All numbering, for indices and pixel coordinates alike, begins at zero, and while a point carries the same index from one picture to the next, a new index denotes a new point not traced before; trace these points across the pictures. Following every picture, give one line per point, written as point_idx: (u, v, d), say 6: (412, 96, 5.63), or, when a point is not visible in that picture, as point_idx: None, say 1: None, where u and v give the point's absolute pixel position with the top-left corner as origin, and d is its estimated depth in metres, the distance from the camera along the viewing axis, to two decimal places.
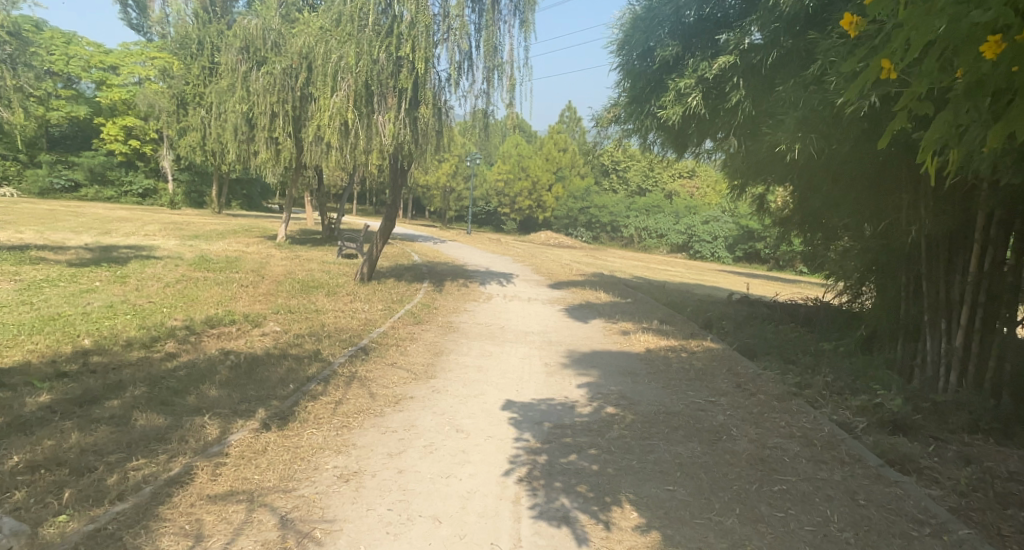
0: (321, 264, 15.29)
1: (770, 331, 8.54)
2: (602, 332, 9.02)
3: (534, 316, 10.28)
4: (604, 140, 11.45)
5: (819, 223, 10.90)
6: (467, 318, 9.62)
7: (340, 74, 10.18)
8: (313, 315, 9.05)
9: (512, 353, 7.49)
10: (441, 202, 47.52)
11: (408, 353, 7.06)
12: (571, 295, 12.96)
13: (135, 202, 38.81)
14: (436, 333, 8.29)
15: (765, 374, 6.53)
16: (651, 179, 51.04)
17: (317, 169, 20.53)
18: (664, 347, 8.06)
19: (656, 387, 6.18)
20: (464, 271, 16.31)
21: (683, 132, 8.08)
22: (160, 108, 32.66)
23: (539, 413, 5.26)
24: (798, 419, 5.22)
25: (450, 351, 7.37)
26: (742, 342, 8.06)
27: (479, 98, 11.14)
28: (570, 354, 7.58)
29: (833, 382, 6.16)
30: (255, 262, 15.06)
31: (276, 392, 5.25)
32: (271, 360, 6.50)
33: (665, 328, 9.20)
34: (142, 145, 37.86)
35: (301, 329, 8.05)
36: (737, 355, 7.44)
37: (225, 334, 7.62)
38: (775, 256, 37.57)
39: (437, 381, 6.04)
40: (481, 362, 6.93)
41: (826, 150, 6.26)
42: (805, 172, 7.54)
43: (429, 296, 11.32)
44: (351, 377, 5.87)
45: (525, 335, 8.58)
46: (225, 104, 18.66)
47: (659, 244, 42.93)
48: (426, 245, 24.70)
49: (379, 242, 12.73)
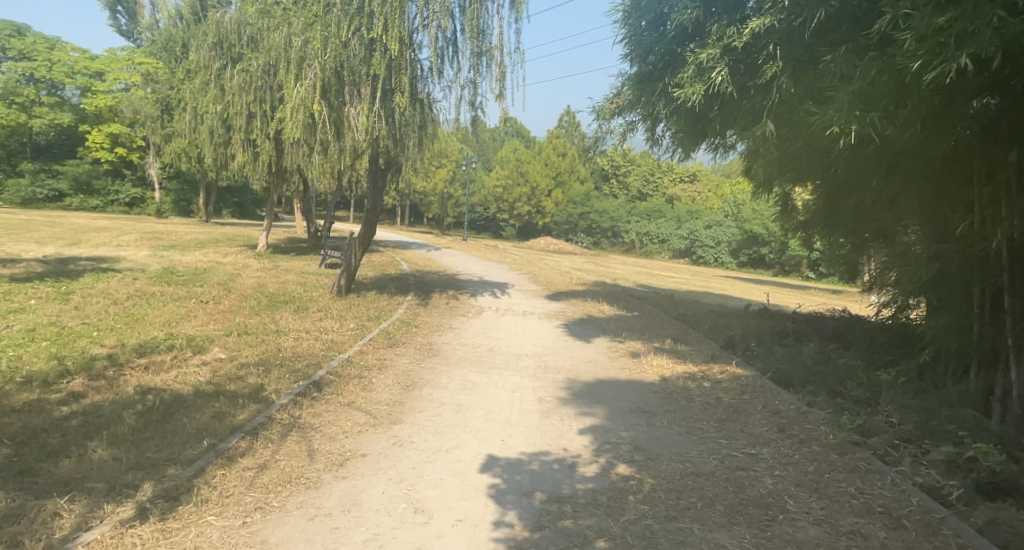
0: (299, 276, 14.08)
1: (806, 354, 7.27)
2: (606, 354, 7.75)
3: (529, 334, 9.04)
4: (608, 134, 10.46)
5: (852, 226, 9.65)
6: (452, 338, 8.33)
7: (306, 61, 9.05)
8: (273, 338, 7.78)
9: (501, 384, 6.23)
10: (438, 209, 46.40)
11: (372, 387, 5.78)
12: (571, 308, 11.69)
13: (122, 211, 37.63)
14: (412, 359, 7.00)
15: (810, 415, 5.29)
16: (652, 184, 50.13)
17: (300, 174, 19.36)
18: (681, 374, 6.78)
19: (679, 433, 4.91)
20: (455, 282, 15.09)
21: (700, 117, 6.87)
22: (145, 114, 31.52)
23: (529, 478, 3.99)
24: (872, 484, 3.96)
25: (425, 383, 6.09)
26: (775, 369, 6.78)
27: (465, 89, 9.91)
28: (570, 385, 6.30)
29: (900, 424, 4.90)
30: (226, 274, 13.81)
31: (180, 453, 3.97)
32: (198, 401, 5.21)
33: (681, 349, 7.92)
34: (129, 153, 36.72)
35: (252, 357, 6.77)
36: (772, 388, 6.17)
37: (155, 365, 6.32)
38: (780, 261, 36.48)
39: (402, 429, 4.77)
40: (461, 398, 5.65)
41: (885, 135, 5.01)
42: (847, 163, 6.37)
43: (410, 311, 10.06)
44: (290, 426, 4.60)
45: (517, 360, 7.30)
46: (200, 105, 17.50)
47: (661, 250, 41.89)
48: (418, 253, 23.55)
49: (358, 250, 11.50)
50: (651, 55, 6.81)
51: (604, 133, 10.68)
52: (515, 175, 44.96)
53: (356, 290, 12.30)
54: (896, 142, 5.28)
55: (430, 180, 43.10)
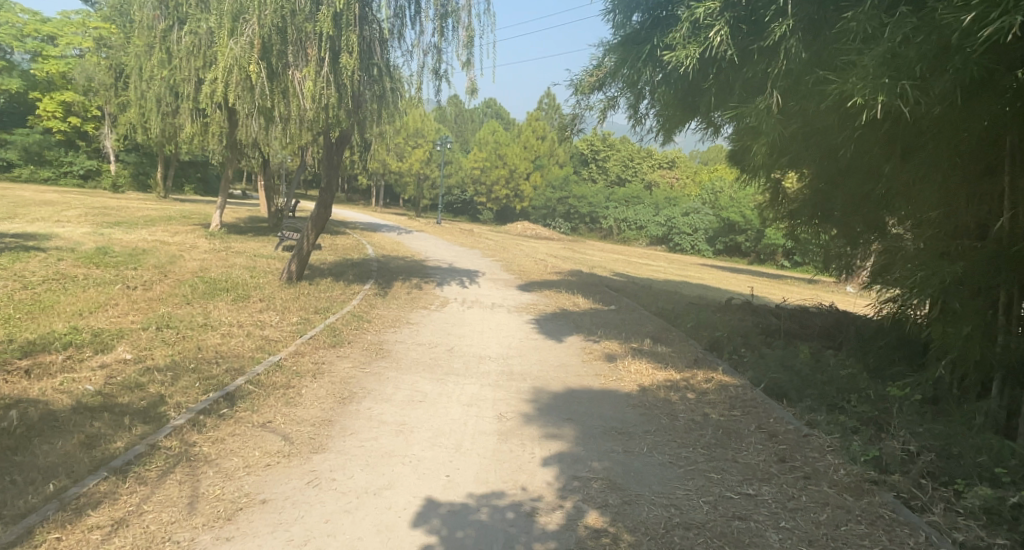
0: (249, 259, 12.94)
1: (801, 360, 6.51)
2: (579, 357, 6.90)
3: (494, 331, 8.15)
4: (586, 111, 9.55)
5: (846, 216, 8.97)
6: (407, 336, 7.36)
7: (242, 15, 7.94)
8: (197, 334, 6.73)
9: (455, 396, 5.32)
10: (413, 190, 45.00)
11: (299, 400, 4.82)
12: (543, 300, 10.81)
13: (77, 184, 35.47)
14: (356, 362, 6.02)
15: (813, 440, 4.52)
16: (631, 170, 49.56)
17: (259, 149, 18.02)
18: (662, 383, 5.96)
19: (663, 465, 4.08)
20: (421, 268, 14.10)
21: (691, 84, 6.07)
22: (98, 82, 29.50)
23: (476, 534, 3.11)
24: (902, 543, 3.17)
25: (365, 394, 5.14)
26: (768, 378, 6.01)
27: (427, 55, 8.85)
28: (536, 398, 5.41)
29: (921, 456, 4.15)
30: (167, 256, 12.58)
31: (10, 504, 2.98)
32: (72, 420, 4.19)
33: (661, 352, 7.13)
34: (84, 123, 34.54)
35: (163, 359, 5.73)
36: (766, 403, 5.39)
37: (39, 368, 5.25)
38: (757, 250, 36.18)
39: (323, 460, 3.83)
40: (403, 416, 4.72)
41: (915, 108, 4.21)
42: (856, 145, 5.62)
43: (365, 303, 9.09)
44: (177, 458, 3.62)
45: (477, 364, 6.38)
46: (145, 69, 16.00)
47: (638, 237, 41.38)
48: (387, 236, 22.48)
49: (311, 234, 10.43)
50: (637, 10, 6.00)
51: (582, 110, 9.75)
52: (493, 157, 43.76)
53: (309, 276, 11.23)
54: (921, 119, 4.50)
55: (405, 160, 41.67)
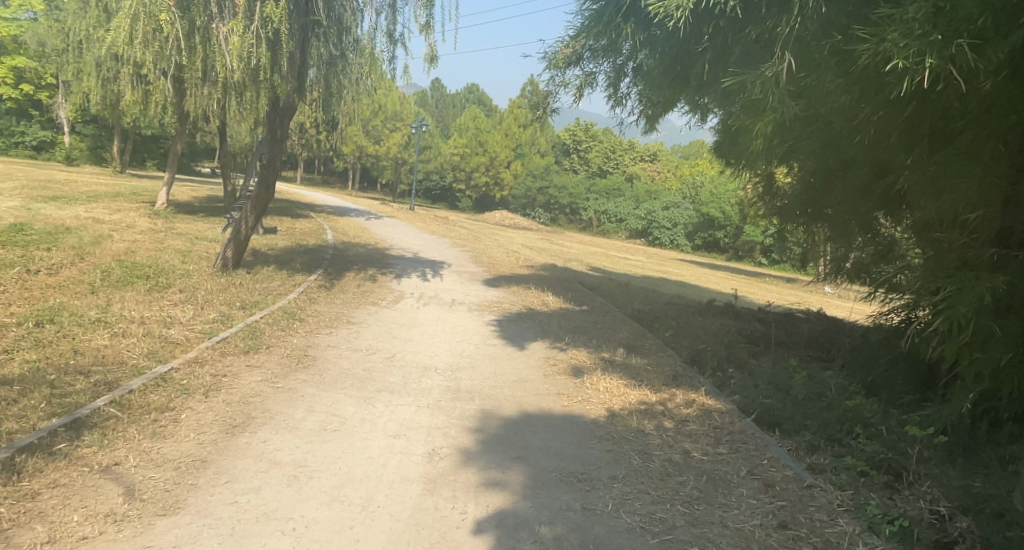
0: (189, 243, 11.67)
1: (796, 379, 5.64)
2: (541, 371, 5.93)
3: (448, 334, 7.15)
4: (561, 88, 8.54)
5: (839, 214, 8.21)
6: (341, 340, 6.29)
7: None
8: (82, 332, 5.56)
9: (380, 423, 4.29)
10: (389, 175, 43.51)
11: (172, 430, 3.75)
12: (509, 298, 9.81)
13: (29, 156, 33.20)
14: (268, 375, 4.97)
15: (819, 496, 3.61)
16: (613, 162, 48.93)
17: (213, 122, 16.61)
18: (634, 407, 5.02)
19: (632, 532, 3.12)
20: (382, 257, 13.01)
21: (677, 43, 5.30)
22: (48, 46, 27.31)
23: None
24: None
25: (264, 421, 4.09)
26: (758, 402, 5.11)
27: (381, 15, 7.78)
28: (481, 426, 4.42)
29: (956, 525, 3.26)
30: (94, 235, 11.23)
31: None
32: None
33: (634, 365, 6.20)
34: (37, 91, 32.20)
35: (19, 367, 4.58)
36: (757, 438, 4.50)
37: None
38: (736, 247, 35.70)
39: (170, 527, 2.78)
40: (304, 454, 3.68)
41: (965, 78, 3.29)
42: (870, 133, 4.69)
43: (305, 297, 8.00)
44: None
45: (418, 379, 5.35)
46: (83, 29, 14.48)
47: (618, 229, 40.62)
48: (355, 221, 21.25)
49: (250, 218, 9.18)
50: None
51: (556, 87, 8.73)
52: (473, 143, 42.55)
53: (249, 265, 10.05)
54: (968, 96, 3.58)
55: (381, 143, 40.06)
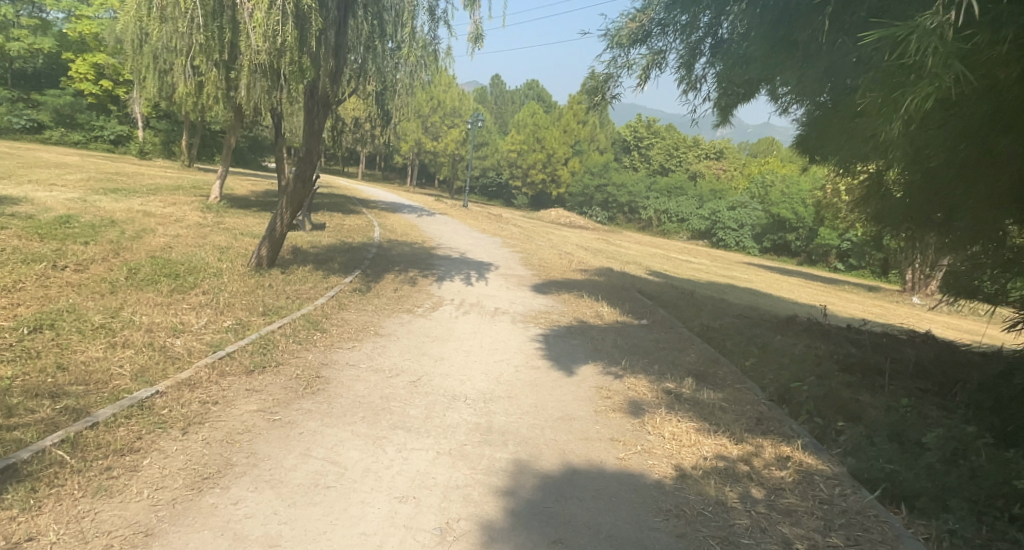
0: (230, 238, 11.28)
1: (924, 434, 4.38)
2: (592, 405, 4.93)
3: (486, 351, 6.24)
4: (624, 70, 7.48)
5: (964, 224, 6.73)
6: (362, 358, 5.50)
7: None
8: (78, 341, 4.96)
9: (386, 478, 3.42)
10: (445, 171, 43.17)
11: (125, 483, 2.98)
12: (558, 308, 8.80)
13: (106, 149, 34.39)
14: (267, 404, 4.20)
15: None
16: (675, 159, 46.92)
17: (266, 115, 16.39)
18: (712, 466, 3.93)
19: None
20: (426, 257, 12.29)
21: None
22: (123, 44, 28.05)
23: None
24: None
25: (244, 471, 3.29)
26: (877, 465, 3.91)
27: None
28: (513, 488, 3.47)
29: None
30: (137, 229, 10.98)
31: None
32: None
33: (708, 402, 5.09)
34: (114, 87, 33.25)
35: None
36: (882, 525, 3.34)
37: None
38: (809, 250, 33.27)
39: None
40: (280, 526, 2.84)
41: None
42: None
43: (334, 303, 7.29)
44: None
45: (443, 412, 4.46)
46: None
47: (679, 229, 38.73)
48: (405, 217, 20.76)
49: (286, 215, 8.56)
50: None
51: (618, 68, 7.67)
52: (531, 139, 41.35)
53: (286, 264, 9.48)
54: None
55: (439, 139, 39.69)
